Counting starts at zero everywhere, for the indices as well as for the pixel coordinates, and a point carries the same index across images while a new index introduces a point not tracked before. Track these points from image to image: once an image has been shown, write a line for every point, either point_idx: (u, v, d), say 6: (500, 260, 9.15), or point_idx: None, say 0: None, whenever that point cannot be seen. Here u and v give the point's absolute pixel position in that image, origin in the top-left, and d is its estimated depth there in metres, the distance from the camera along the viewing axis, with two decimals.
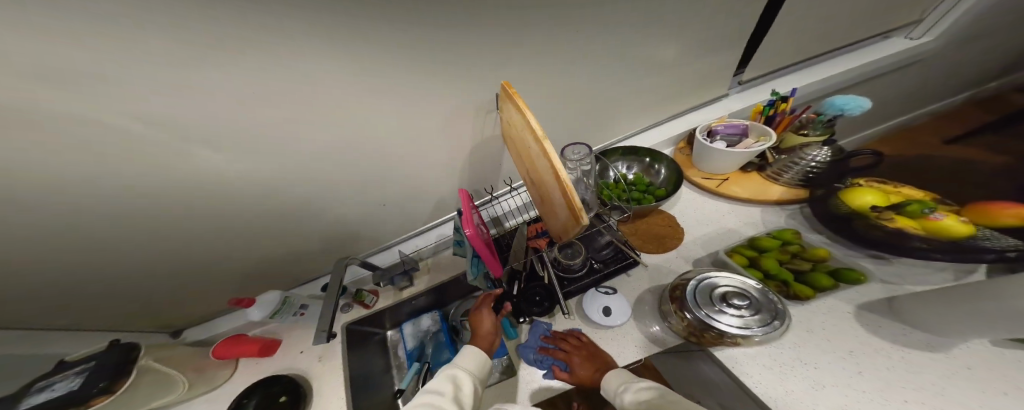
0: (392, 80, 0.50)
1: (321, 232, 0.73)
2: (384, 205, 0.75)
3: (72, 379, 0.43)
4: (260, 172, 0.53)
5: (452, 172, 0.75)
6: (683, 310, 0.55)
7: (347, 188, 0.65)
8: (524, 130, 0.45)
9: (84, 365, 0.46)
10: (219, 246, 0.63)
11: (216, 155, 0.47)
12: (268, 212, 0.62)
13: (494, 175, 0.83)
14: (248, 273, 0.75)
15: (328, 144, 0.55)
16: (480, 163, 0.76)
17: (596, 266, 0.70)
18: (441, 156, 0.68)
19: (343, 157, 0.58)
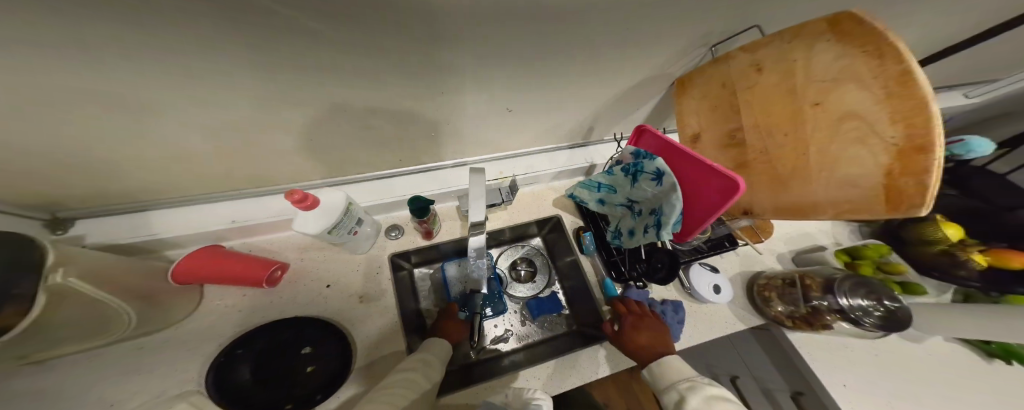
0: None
1: (412, 114, 0.51)
2: (511, 111, 0.57)
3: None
4: (394, 20, 0.32)
5: (599, 105, 0.62)
6: (790, 299, 0.67)
7: (502, 76, 0.46)
8: (849, 81, 0.33)
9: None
10: (265, 87, 0.38)
11: None
12: (386, 70, 0.40)
13: (618, 122, 0.72)
14: (279, 140, 0.50)
15: (508, 20, 0.35)
16: (627, 104, 0.64)
17: (702, 247, 0.75)
18: (610, 85, 0.55)
19: (520, 41, 0.39)
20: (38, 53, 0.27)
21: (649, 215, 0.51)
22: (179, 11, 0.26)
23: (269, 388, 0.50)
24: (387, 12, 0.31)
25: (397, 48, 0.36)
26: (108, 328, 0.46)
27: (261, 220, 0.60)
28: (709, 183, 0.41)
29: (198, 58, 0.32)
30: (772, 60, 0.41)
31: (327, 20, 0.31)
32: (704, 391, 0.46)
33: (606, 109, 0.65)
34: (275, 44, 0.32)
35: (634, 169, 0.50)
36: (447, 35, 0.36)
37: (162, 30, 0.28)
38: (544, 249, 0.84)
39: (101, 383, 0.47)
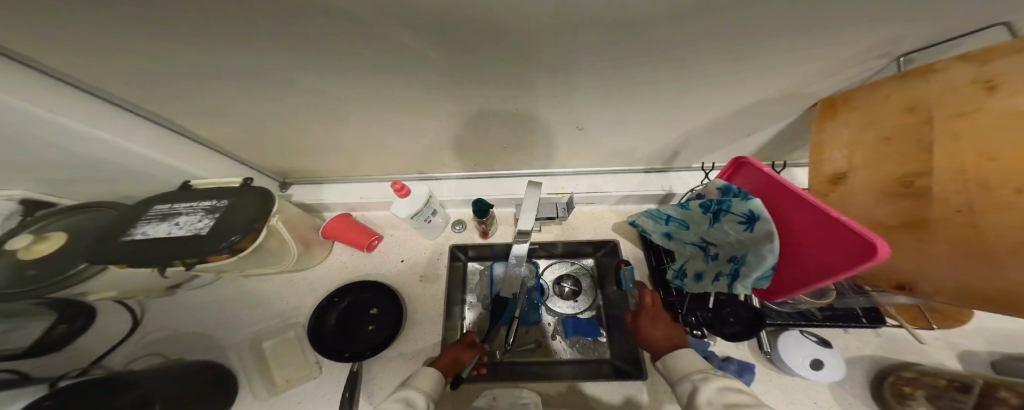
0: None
1: (492, 127, 0.53)
2: (582, 130, 0.55)
3: (199, 218, 0.40)
4: (495, 45, 0.33)
5: (693, 127, 0.55)
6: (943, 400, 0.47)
7: (588, 95, 0.44)
8: None
9: (217, 202, 0.43)
10: (376, 100, 0.44)
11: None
12: (475, 90, 0.42)
13: (713, 148, 0.62)
14: (378, 143, 0.58)
15: (610, 42, 0.33)
16: (730, 130, 0.55)
17: (810, 312, 0.59)
18: (715, 106, 0.48)
19: (617, 61, 0.36)
20: (242, 68, 0.37)
21: (729, 261, 0.47)
22: (331, 39, 0.32)
23: (344, 338, 0.60)
24: (493, 43, 0.32)
25: (494, 71, 0.38)
26: (282, 262, 0.58)
27: (355, 203, 0.71)
28: (824, 246, 0.35)
29: (334, 74, 0.38)
30: (1016, 74, 0.27)
31: (437, 46, 0.33)
32: (706, 378, 0.45)
33: (698, 133, 0.57)
34: (397, 65, 0.36)
35: (716, 208, 0.46)
36: (544, 62, 0.36)
37: (315, 54, 0.34)
38: (594, 270, 0.79)
39: (242, 304, 0.63)
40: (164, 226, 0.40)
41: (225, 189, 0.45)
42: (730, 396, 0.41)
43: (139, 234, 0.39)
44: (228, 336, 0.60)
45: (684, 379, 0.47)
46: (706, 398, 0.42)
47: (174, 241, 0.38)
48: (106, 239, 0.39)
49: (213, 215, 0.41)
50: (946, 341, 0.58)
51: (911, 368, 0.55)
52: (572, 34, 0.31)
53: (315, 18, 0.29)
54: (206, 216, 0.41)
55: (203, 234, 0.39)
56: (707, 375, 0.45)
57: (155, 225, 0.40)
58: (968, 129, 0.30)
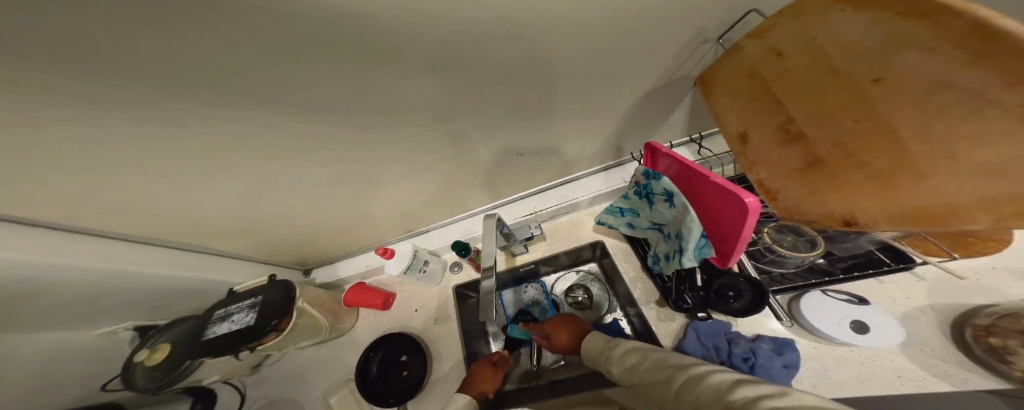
0: (565, 29, 0.39)
1: (450, 177, 0.68)
2: (523, 154, 0.66)
3: (246, 313, 0.58)
4: (410, 124, 0.50)
5: (612, 123, 0.62)
6: None
7: (498, 130, 0.57)
8: (909, 41, 0.23)
9: (255, 299, 0.60)
10: (359, 186, 0.62)
11: (379, 102, 0.44)
12: (409, 154, 0.57)
13: (649, 134, 0.67)
14: (379, 218, 0.76)
15: (480, 93, 0.47)
16: (647, 114, 0.60)
17: (819, 264, 0.54)
18: (611, 102, 0.55)
19: (498, 102, 0.50)
20: (277, 196, 0.57)
21: (676, 238, 0.47)
22: (316, 159, 0.51)
23: (388, 386, 0.71)
24: (408, 121, 0.49)
25: (412, 135, 0.53)
26: (319, 332, 0.74)
27: (363, 272, 0.86)
28: (727, 205, 0.35)
29: (327, 179, 0.57)
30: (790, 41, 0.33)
31: (377, 138, 0.51)
32: (613, 354, 0.52)
33: (618, 127, 0.63)
34: (361, 158, 0.54)
35: (647, 192, 0.49)
36: (439, 116, 0.50)
37: (312, 170, 0.54)
38: (599, 272, 0.81)
39: (309, 370, 0.80)
40: (225, 324, 0.57)
41: (259, 287, 0.63)
42: (646, 354, 0.49)
43: (211, 334, 0.57)
44: (303, 396, 0.76)
45: (608, 359, 0.52)
46: (634, 368, 0.48)
47: (234, 333, 0.56)
48: (193, 342, 0.58)
49: (253, 309, 0.58)
50: (1007, 267, 0.46)
51: (987, 311, 0.43)
52: (451, 97, 0.46)
53: (301, 148, 0.48)
54: (249, 310, 0.58)
55: (251, 323, 0.56)
56: (622, 348, 0.52)
57: (219, 325, 0.58)
58: (788, 83, 0.35)
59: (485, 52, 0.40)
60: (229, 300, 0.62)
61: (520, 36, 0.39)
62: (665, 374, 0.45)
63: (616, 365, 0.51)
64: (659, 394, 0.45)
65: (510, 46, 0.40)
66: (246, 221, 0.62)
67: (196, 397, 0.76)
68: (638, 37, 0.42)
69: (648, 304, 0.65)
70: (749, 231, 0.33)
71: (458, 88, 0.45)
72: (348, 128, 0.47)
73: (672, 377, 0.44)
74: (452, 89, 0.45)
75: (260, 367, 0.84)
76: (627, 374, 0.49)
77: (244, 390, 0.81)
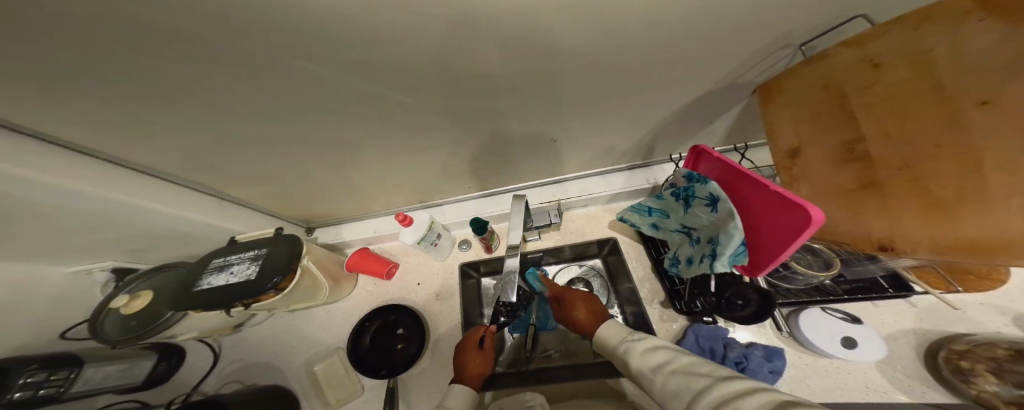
0: (656, 13, 0.36)
1: (480, 153, 0.64)
2: (558, 141, 0.64)
3: (247, 265, 0.53)
4: (459, 90, 0.45)
5: (656, 122, 0.61)
6: (1013, 370, 0.41)
7: (545, 111, 0.54)
8: None
9: (259, 251, 0.55)
10: (383, 147, 0.57)
11: (436, 59, 0.39)
12: (444, 123, 0.53)
13: (686, 138, 0.66)
14: (393, 185, 0.71)
15: (544, 68, 0.44)
16: (692, 118, 0.60)
17: (824, 285, 0.57)
18: (664, 100, 0.54)
19: (558, 81, 0.47)
20: (290, 143, 0.51)
21: (707, 243, 0.46)
22: (346, 109, 0.46)
23: (376, 359, 0.68)
24: (459, 85, 0.44)
25: (455, 103, 0.48)
26: (317, 296, 0.69)
27: (365, 239, 0.81)
28: (775, 214, 0.35)
29: (350, 133, 0.52)
30: (893, 53, 0.33)
31: (419, 98, 0.46)
32: (636, 350, 0.52)
33: (660, 127, 0.62)
34: (394, 116, 0.49)
35: (685, 195, 0.48)
36: (490, 87, 0.46)
37: (338, 120, 0.48)
38: (602, 269, 0.81)
39: (294, 335, 0.75)
40: (222, 275, 0.52)
41: (264, 239, 0.58)
42: (672, 356, 0.48)
43: (205, 284, 0.52)
44: (285, 360, 0.72)
45: (628, 353, 0.53)
46: (657, 366, 0.48)
47: (233, 285, 0.51)
48: (181, 291, 0.52)
49: (257, 262, 0.53)
50: (992, 304, 0.51)
51: (961, 339, 0.47)
52: (513, 66, 0.42)
53: (332, 93, 0.43)
54: (252, 263, 0.53)
55: (252, 278, 0.51)
56: (648, 344, 0.52)
57: (215, 275, 0.52)
58: (871, 99, 0.35)
59: (566, 26, 0.36)
60: (228, 249, 0.57)
61: (607, 16, 0.35)
62: (688, 383, 0.43)
63: (637, 360, 0.51)
64: (675, 397, 0.44)
65: (594, 24, 0.36)
66: (248, 167, 0.55)
67: (160, 355, 0.69)
68: (722, 36, 0.41)
69: (651, 304, 0.67)
70: (795, 246, 0.33)
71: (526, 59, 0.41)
72: (393, 83, 0.42)
73: (692, 384, 0.42)
74: (517, 59, 0.41)
75: (241, 328, 0.77)
76: (647, 371, 0.49)
77: (218, 349, 0.75)
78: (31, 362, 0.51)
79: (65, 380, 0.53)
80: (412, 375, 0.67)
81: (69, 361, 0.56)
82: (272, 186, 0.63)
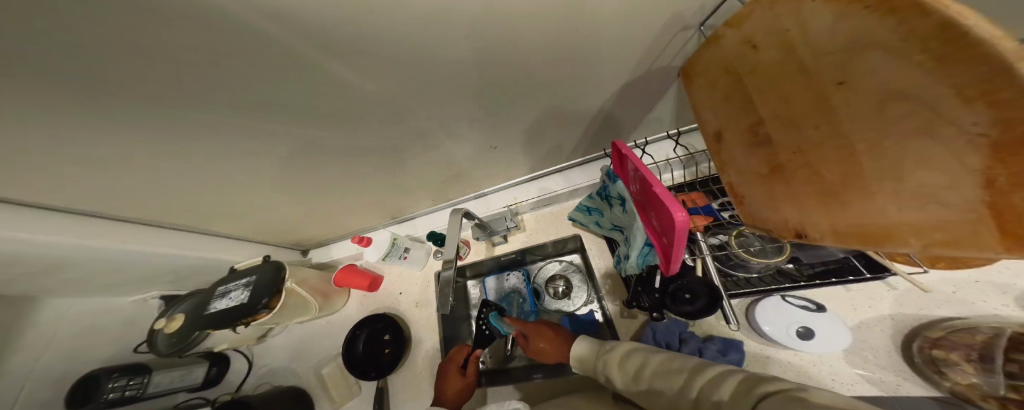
0: (516, 26, 0.37)
1: (426, 169, 0.67)
2: (497, 148, 0.65)
3: (241, 291, 0.62)
4: (374, 123, 0.49)
5: (589, 116, 0.60)
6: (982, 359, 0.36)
7: (468, 125, 0.56)
8: (878, 39, 0.21)
9: (250, 278, 0.64)
10: (335, 179, 0.63)
11: (334, 104, 0.43)
12: (376, 150, 0.57)
13: (631, 126, 0.64)
14: (361, 207, 0.77)
15: (443, 93, 0.46)
16: (624, 106, 0.58)
17: (784, 270, 0.53)
18: (583, 96, 0.53)
19: (464, 99, 0.48)
20: (253, 191, 0.59)
21: (627, 243, 0.47)
22: (286, 159, 0.52)
23: (370, 364, 0.76)
24: (372, 119, 0.48)
25: (374, 131, 0.51)
26: (309, 310, 0.78)
27: (351, 256, 0.90)
28: (659, 219, 0.35)
29: (301, 175, 0.58)
30: (764, 34, 0.30)
31: (343, 137, 0.51)
32: (614, 361, 0.49)
33: (597, 120, 0.61)
34: (330, 154, 0.55)
35: (606, 196, 0.49)
36: (399, 113, 0.48)
37: (283, 168, 0.54)
38: (580, 263, 0.82)
39: (302, 344, 0.87)
40: (223, 300, 0.62)
41: (255, 267, 0.67)
42: (650, 357, 0.46)
43: (212, 308, 0.62)
44: (297, 366, 0.83)
45: (607, 365, 0.50)
46: (638, 373, 0.45)
47: (232, 308, 0.60)
48: (198, 315, 0.63)
49: (248, 288, 0.62)
50: (989, 282, 0.44)
51: (942, 325, 0.42)
52: (411, 96, 0.45)
53: (266, 151, 0.49)
54: (245, 288, 0.63)
55: (245, 302, 0.61)
56: (624, 349, 0.50)
57: (219, 300, 0.63)
58: (759, 82, 0.33)
59: (435, 54, 0.38)
60: (227, 278, 0.67)
61: (469, 38, 0.37)
62: (678, 383, 0.40)
63: (619, 372, 0.48)
64: (673, 404, 0.41)
65: (460, 43, 0.37)
66: (227, 211, 0.64)
67: (211, 362, 0.83)
68: (608, 28, 0.39)
69: (613, 300, 0.67)
70: (675, 252, 0.33)
71: (417, 85, 0.43)
72: (309, 128, 0.47)
73: (686, 381, 0.40)
74: (411, 90, 0.44)
75: (266, 338, 0.90)
76: (631, 380, 0.46)
77: (252, 358, 0.88)
78: (115, 371, 0.71)
79: (141, 383, 0.71)
80: (400, 377, 0.75)
81: (143, 368, 0.74)
82: (256, 222, 0.72)
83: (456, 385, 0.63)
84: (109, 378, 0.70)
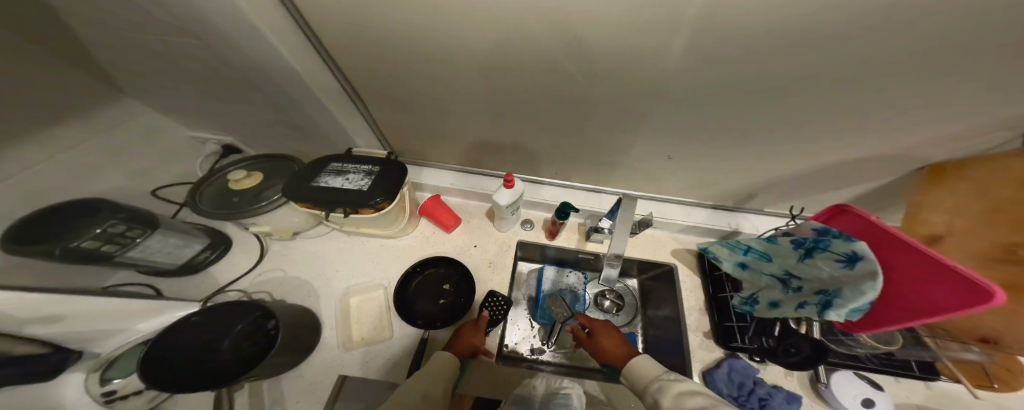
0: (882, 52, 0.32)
1: (590, 145, 0.60)
2: (671, 158, 0.60)
3: (361, 178, 0.56)
4: (619, 75, 0.41)
5: (786, 166, 0.58)
6: None
7: (686, 125, 0.50)
8: None
9: (372, 168, 0.58)
10: (501, 104, 0.53)
11: (620, 37, 0.35)
12: (576, 103, 0.49)
13: (801, 188, 0.64)
14: (483, 144, 0.67)
15: (724, 79, 0.40)
16: (822, 170, 0.57)
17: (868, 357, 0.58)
18: (814, 145, 0.51)
19: (728, 95, 0.42)
20: (411, 62, 0.47)
21: (814, 295, 0.41)
22: (488, 60, 0.43)
23: (413, 309, 0.68)
24: (619, 73, 0.41)
25: (602, 85, 0.44)
26: (391, 225, 0.68)
27: (436, 186, 0.76)
28: (923, 277, 0.33)
29: (476, 80, 0.48)
30: None
31: (570, 72, 0.42)
32: (672, 390, 0.49)
33: (784, 171, 0.60)
34: (532, 81, 0.46)
35: (812, 245, 0.40)
36: (653, 81, 0.41)
37: (471, 61, 0.44)
38: (638, 293, 0.83)
39: (336, 261, 0.74)
40: (338, 179, 0.55)
41: (376, 158, 0.60)
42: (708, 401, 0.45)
43: (320, 183, 0.54)
44: (322, 284, 0.71)
45: (660, 388, 0.51)
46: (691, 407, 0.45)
47: (348, 191, 0.54)
48: (296, 181, 0.54)
49: (369, 178, 0.56)
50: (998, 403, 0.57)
51: None
52: (690, 69, 0.38)
53: (481, 36, 0.39)
54: (366, 176, 0.56)
55: (364, 190, 0.54)
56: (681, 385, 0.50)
57: (332, 177, 0.55)
58: None
59: (782, 39, 0.32)
60: (335, 157, 0.58)
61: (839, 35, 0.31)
62: None
63: (670, 402, 0.48)
64: None
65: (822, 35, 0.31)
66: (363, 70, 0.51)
67: (209, 244, 0.68)
68: (921, 92, 0.37)
69: (695, 331, 0.69)
70: (949, 314, 0.31)
71: (698, 63, 0.37)
72: (550, 49, 0.39)
73: None
74: (702, 62, 0.37)
75: (297, 236, 0.76)
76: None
77: (265, 244, 0.73)
78: (118, 211, 0.49)
79: (127, 240, 0.51)
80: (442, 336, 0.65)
81: (148, 220, 0.54)
82: (375, 100, 0.60)
83: (473, 338, 0.60)
84: (97, 222, 0.46)
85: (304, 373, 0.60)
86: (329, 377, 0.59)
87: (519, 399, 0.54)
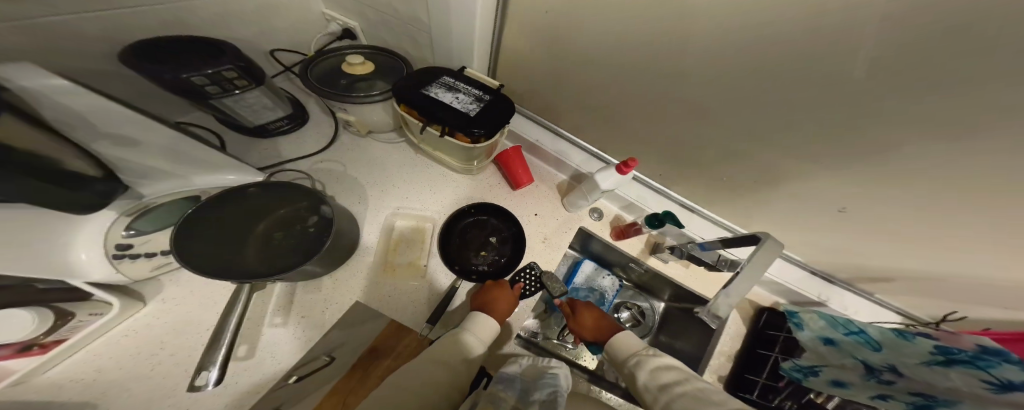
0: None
1: (713, 158, 0.54)
2: (843, 213, 0.47)
3: (471, 101, 0.52)
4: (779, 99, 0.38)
5: (917, 280, 0.49)
6: None
7: (833, 184, 0.44)
8: None
9: (483, 96, 0.54)
10: (637, 80, 0.50)
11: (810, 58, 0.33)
12: (737, 107, 0.43)
13: (918, 308, 0.55)
14: (597, 111, 0.62)
15: (899, 154, 0.35)
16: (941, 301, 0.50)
17: None
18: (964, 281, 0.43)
19: (896, 174, 0.37)
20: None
21: (913, 398, 0.37)
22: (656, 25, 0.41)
23: (455, 251, 0.66)
24: (787, 95, 0.38)
25: (760, 100, 0.40)
26: (469, 160, 0.65)
27: (527, 140, 0.72)
28: None
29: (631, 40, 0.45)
30: None
31: (730, 72, 0.40)
32: (649, 364, 0.49)
33: (901, 282, 0.52)
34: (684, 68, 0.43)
35: (964, 358, 0.30)
36: (828, 119, 0.37)
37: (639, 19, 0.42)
38: (659, 316, 0.78)
39: (398, 175, 0.71)
40: (447, 95, 0.52)
41: (488, 85, 0.56)
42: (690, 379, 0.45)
43: (431, 92, 0.52)
44: (373, 193, 0.68)
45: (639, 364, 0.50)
46: (669, 385, 0.44)
47: (455, 110, 0.51)
48: (409, 83, 0.53)
49: (478, 105, 0.52)
50: None
51: None
52: (870, 123, 0.34)
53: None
54: (475, 102, 0.52)
55: (471, 114, 0.51)
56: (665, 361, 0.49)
57: (442, 91, 0.53)
58: None
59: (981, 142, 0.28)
60: (446, 72, 0.56)
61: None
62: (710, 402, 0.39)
63: (647, 376, 0.48)
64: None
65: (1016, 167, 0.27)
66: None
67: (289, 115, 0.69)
68: None
69: (714, 370, 0.65)
70: None
71: (906, 119, 0.31)
72: (731, 40, 0.36)
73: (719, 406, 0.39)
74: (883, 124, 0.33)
75: (369, 137, 0.74)
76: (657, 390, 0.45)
77: (337, 137, 0.72)
78: (240, 60, 0.48)
79: (228, 88, 0.49)
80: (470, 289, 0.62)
81: (257, 77, 0.52)
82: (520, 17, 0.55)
83: (506, 305, 0.57)
84: (213, 64, 0.44)
85: (325, 285, 0.58)
86: (345, 298, 0.58)
87: (507, 378, 0.47)
